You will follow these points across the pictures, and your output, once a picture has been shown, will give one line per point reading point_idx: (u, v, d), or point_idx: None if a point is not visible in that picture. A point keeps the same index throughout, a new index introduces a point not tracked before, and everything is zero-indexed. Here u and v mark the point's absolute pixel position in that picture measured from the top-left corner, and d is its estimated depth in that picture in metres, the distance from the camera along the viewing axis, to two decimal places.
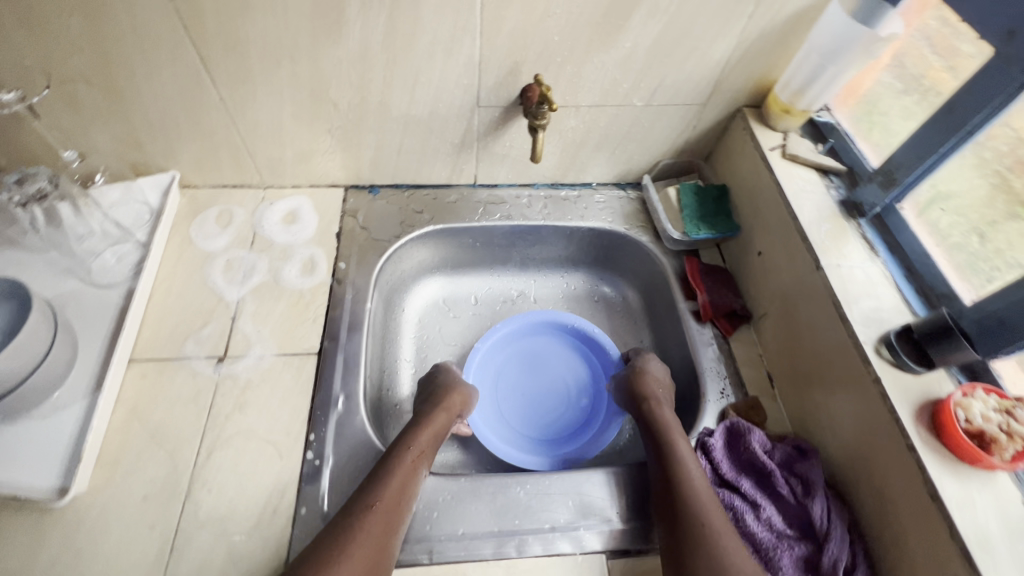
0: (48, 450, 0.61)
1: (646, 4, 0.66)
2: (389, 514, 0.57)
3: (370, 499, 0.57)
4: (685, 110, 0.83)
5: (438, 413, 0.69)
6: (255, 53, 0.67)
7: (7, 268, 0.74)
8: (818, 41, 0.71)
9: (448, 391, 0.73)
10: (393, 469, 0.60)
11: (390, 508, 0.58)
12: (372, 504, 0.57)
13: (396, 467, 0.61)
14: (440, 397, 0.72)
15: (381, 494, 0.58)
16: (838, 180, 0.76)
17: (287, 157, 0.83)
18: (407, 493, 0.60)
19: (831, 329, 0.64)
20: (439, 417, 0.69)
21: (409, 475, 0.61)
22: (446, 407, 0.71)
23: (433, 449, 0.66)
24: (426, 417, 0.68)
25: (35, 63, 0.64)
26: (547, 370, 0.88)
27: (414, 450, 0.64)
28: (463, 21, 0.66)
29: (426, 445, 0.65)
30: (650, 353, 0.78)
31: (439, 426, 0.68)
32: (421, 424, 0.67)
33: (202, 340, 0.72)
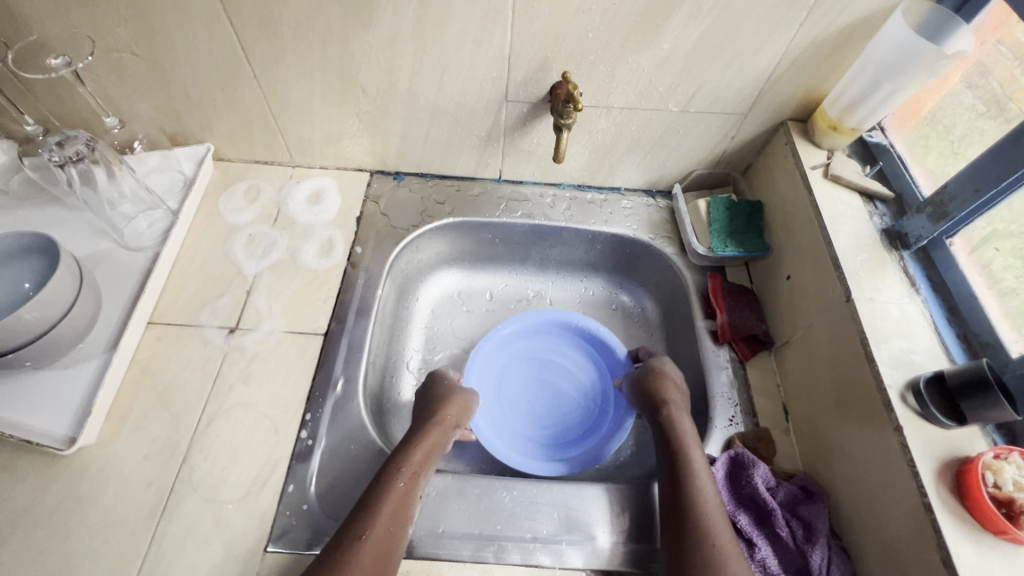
0: (64, 400, 0.64)
1: (688, 5, 0.63)
2: (379, 545, 0.54)
3: (359, 529, 0.54)
4: (724, 119, 0.78)
5: (432, 430, 0.66)
6: (288, 33, 0.68)
7: (49, 224, 0.78)
8: (875, 54, 0.65)
9: (444, 402, 0.70)
10: (384, 500, 0.57)
11: (382, 540, 0.54)
12: (361, 535, 0.54)
13: (387, 498, 0.57)
14: (432, 412, 0.68)
15: (371, 525, 0.55)
16: (884, 208, 0.70)
17: (316, 138, 0.84)
18: (402, 518, 0.57)
19: (856, 367, 0.60)
20: (437, 430, 0.66)
21: (401, 501, 0.58)
22: (441, 421, 0.67)
23: (427, 468, 0.63)
24: (418, 436, 0.65)
25: (84, 31, 0.67)
26: (557, 374, 0.86)
27: (407, 473, 0.60)
28: (494, 12, 0.64)
29: (421, 464, 0.62)
30: (667, 359, 0.75)
31: (435, 442, 0.65)
32: (414, 440, 0.64)
33: (217, 310, 0.74)
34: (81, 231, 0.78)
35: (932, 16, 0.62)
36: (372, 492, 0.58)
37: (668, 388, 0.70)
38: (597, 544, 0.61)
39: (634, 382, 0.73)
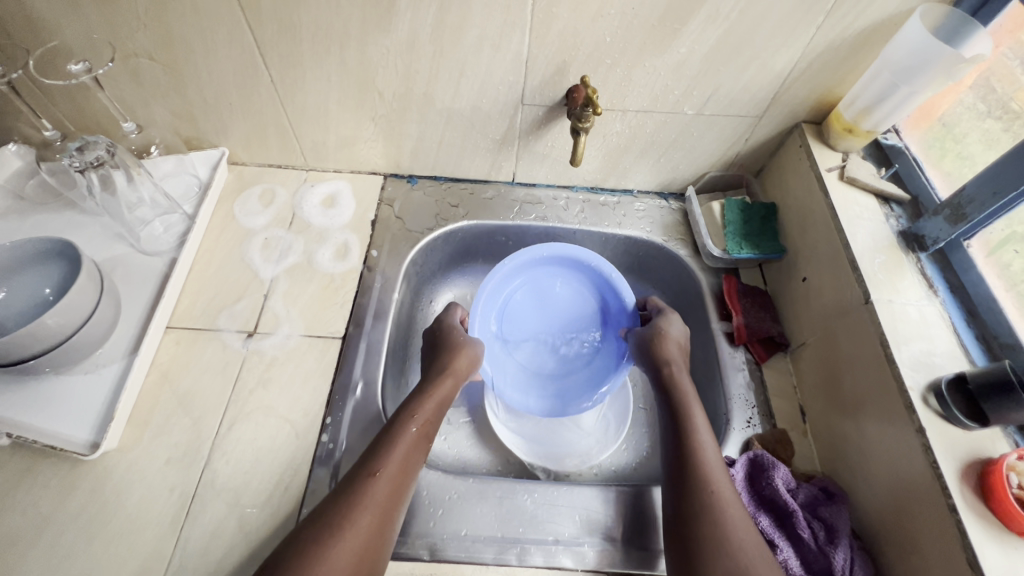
0: (86, 405, 0.65)
1: (706, 9, 0.63)
2: (389, 484, 0.55)
3: (374, 467, 0.55)
4: (738, 121, 0.79)
5: (445, 380, 0.66)
6: (306, 37, 0.68)
7: (66, 229, 0.78)
8: (892, 57, 0.65)
9: (455, 353, 0.68)
10: (397, 442, 0.58)
11: (395, 480, 0.55)
12: (374, 473, 0.55)
13: (399, 440, 0.58)
14: (443, 360, 0.68)
15: (384, 463, 0.56)
16: (900, 210, 0.70)
17: (330, 142, 0.84)
18: (412, 463, 0.57)
19: (876, 370, 0.60)
20: (449, 379, 0.66)
21: (413, 446, 0.58)
22: (453, 372, 0.66)
23: (437, 419, 0.63)
24: (431, 385, 0.64)
25: (103, 36, 0.67)
26: (555, 314, 0.81)
27: (419, 420, 0.61)
28: (512, 17, 0.64)
29: (433, 414, 0.63)
30: (670, 316, 0.72)
31: (445, 390, 0.65)
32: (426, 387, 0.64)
33: (235, 314, 0.75)
34: (98, 235, 0.78)
35: (948, 18, 0.62)
36: (384, 435, 0.59)
37: (666, 347, 0.67)
38: (617, 545, 0.61)
39: (635, 342, 0.70)
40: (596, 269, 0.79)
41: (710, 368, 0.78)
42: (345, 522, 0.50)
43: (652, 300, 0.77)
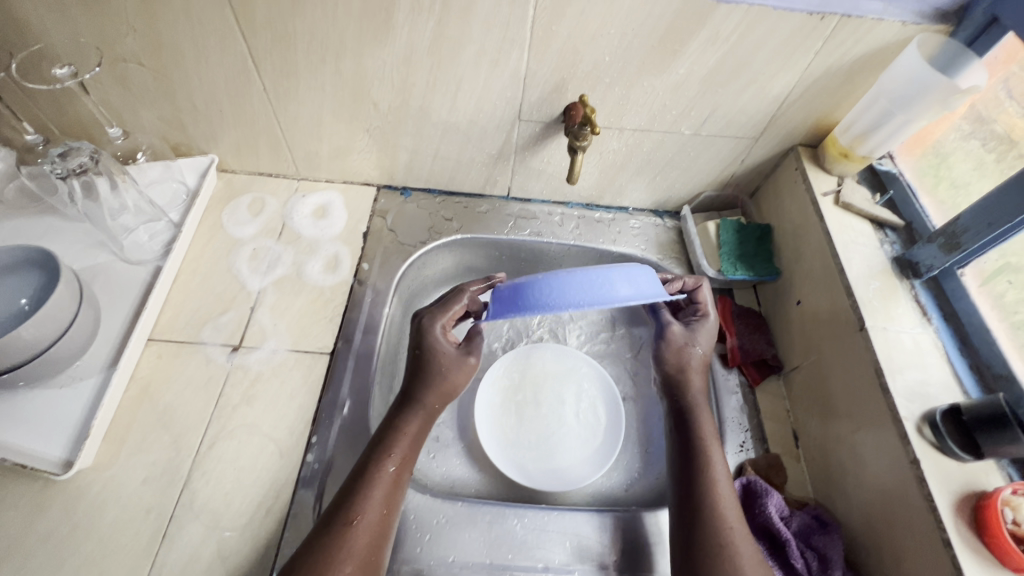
0: (60, 420, 0.62)
1: (706, 32, 0.63)
2: (370, 530, 0.53)
3: (350, 513, 0.54)
4: (735, 142, 0.79)
5: (417, 414, 0.63)
6: (301, 47, 0.67)
7: (47, 235, 0.76)
8: (889, 85, 0.66)
9: (426, 390, 0.64)
10: (372, 484, 0.56)
11: (371, 526, 0.54)
12: (353, 520, 0.53)
13: (374, 482, 0.56)
14: (417, 391, 0.64)
15: (362, 508, 0.54)
16: (894, 236, 0.71)
17: (323, 152, 0.83)
18: (392, 504, 0.56)
19: (868, 399, 0.60)
20: (427, 403, 0.63)
21: (390, 487, 0.57)
22: (426, 406, 0.63)
23: (414, 453, 0.61)
24: (404, 420, 0.62)
25: (91, 40, 0.65)
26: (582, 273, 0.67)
27: (394, 459, 0.59)
28: (512, 34, 0.64)
29: (409, 449, 0.60)
30: (707, 326, 0.70)
31: (420, 420, 0.63)
32: (404, 414, 0.62)
33: (220, 327, 0.72)
34: (80, 243, 0.76)
35: (945, 49, 0.63)
36: (360, 474, 0.57)
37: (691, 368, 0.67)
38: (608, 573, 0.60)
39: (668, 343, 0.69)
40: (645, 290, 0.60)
41: None
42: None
43: (702, 292, 0.71)
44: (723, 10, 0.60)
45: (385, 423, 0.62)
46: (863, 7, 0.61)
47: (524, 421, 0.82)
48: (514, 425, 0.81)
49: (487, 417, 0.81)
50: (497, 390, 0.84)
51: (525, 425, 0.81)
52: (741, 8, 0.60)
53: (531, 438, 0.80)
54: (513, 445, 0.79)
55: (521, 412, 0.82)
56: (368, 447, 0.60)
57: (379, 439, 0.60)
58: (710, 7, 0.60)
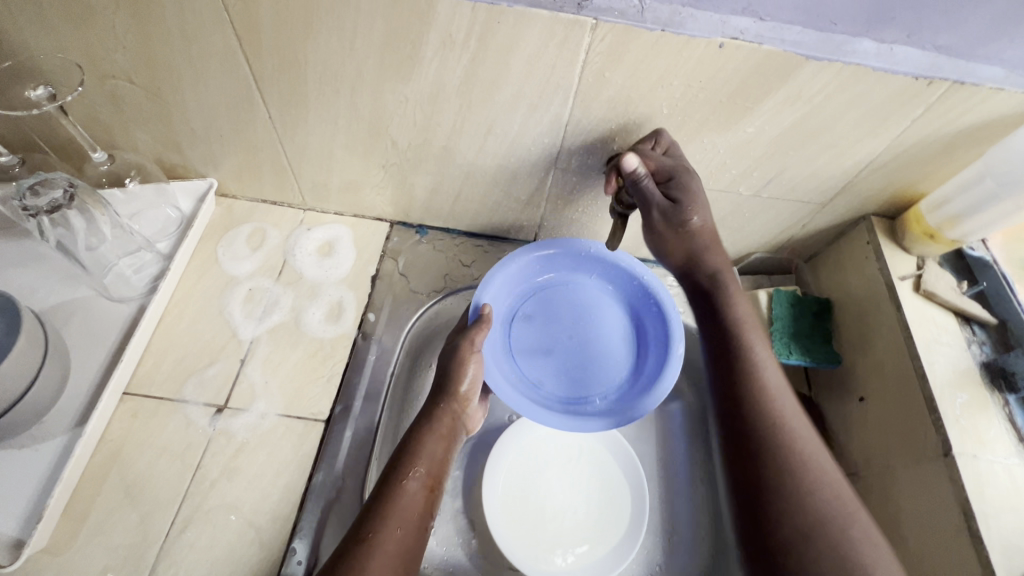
0: (14, 492, 0.55)
1: (788, 90, 0.53)
2: (385, 549, 0.49)
3: (364, 532, 0.50)
4: (799, 207, 0.69)
5: (433, 432, 0.59)
6: (312, 77, 0.58)
7: (22, 263, 0.68)
8: (998, 164, 0.56)
9: (439, 409, 0.60)
10: (388, 503, 0.52)
11: (392, 547, 0.50)
12: (366, 538, 0.49)
13: (390, 502, 0.52)
14: (432, 407, 0.61)
15: (377, 527, 0.50)
16: (983, 334, 0.62)
17: (333, 184, 0.74)
18: (409, 525, 0.52)
19: (937, 493, 0.53)
20: (445, 420, 0.60)
21: (406, 507, 0.53)
22: (440, 427, 0.60)
23: (435, 473, 0.57)
24: (418, 439, 0.58)
25: (75, 55, 0.57)
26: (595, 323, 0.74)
27: (414, 477, 0.55)
28: (558, 77, 0.54)
29: (430, 470, 0.57)
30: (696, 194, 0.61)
31: (441, 439, 0.59)
32: (423, 431, 0.59)
33: (205, 383, 0.65)
34: (56, 275, 0.68)
35: None
36: (373, 500, 0.53)
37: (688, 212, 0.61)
38: None
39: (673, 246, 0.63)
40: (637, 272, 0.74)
41: None
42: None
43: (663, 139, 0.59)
44: (811, 68, 0.50)
45: (403, 441, 0.59)
46: (983, 73, 0.50)
47: (553, 527, 0.71)
48: (522, 520, 0.71)
49: (531, 553, 0.69)
50: (511, 532, 0.70)
51: (555, 524, 0.71)
52: (833, 66, 0.50)
53: (575, 519, 0.72)
54: (574, 536, 0.71)
55: (541, 517, 0.72)
56: (385, 469, 0.56)
57: (393, 460, 0.57)
58: (798, 63, 0.50)
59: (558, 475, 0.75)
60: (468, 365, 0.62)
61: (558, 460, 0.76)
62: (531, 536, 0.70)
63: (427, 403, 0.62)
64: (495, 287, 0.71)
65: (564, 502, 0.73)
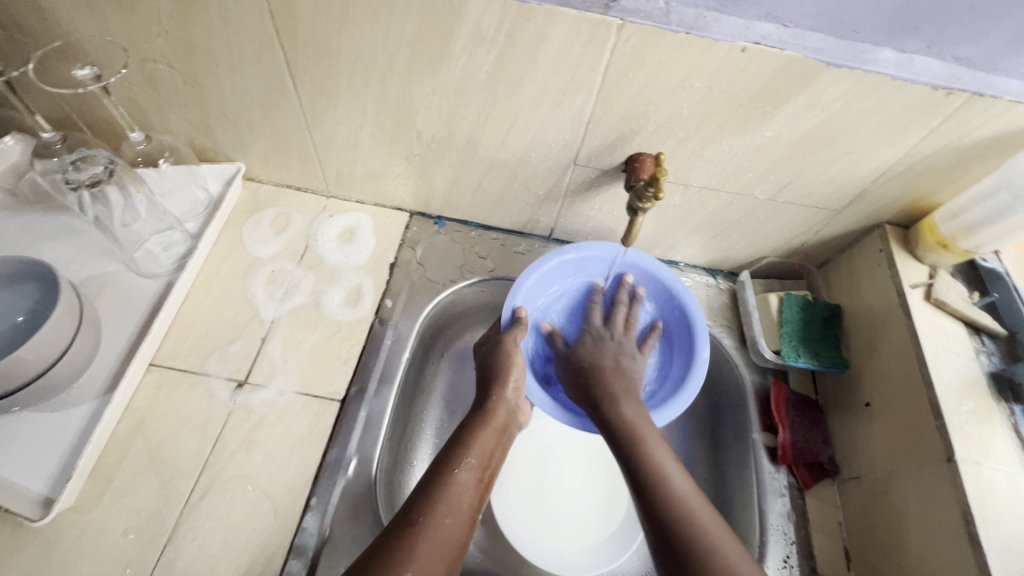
0: (44, 452, 0.57)
1: (806, 96, 0.54)
2: (437, 533, 0.49)
3: (414, 515, 0.50)
4: (813, 212, 0.70)
5: (485, 427, 0.62)
6: (344, 68, 0.60)
7: (58, 236, 0.71)
8: (1013, 177, 0.57)
9: (496, 402, 0.64)
10: (441, 489, 0.53)
11: (445, 529, 0.50)
12: (416, 521, 0.49)
13: (445, 488, 0.53)
14: (485, 403, 0.64)
15: (427, 511, 0.50)
16: (992, 345, 0.63)
17: (357, 173, 0.76)
18: (460, 514, 0.52)
19: (934, 501, 0.54)
20: (500, 414, 0.64)
21: (457, 495, 0.53)
22: (492, 422, 0.62)
23: (487, 467, 0.58)
24: (472, 432, 0.60)
25: (118, 38, 0.59)
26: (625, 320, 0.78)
27: (468, 466, 0.57)
28: (581, 75, 0.56)
29: (484, 464, 0.58)
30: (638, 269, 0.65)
31: (493, 433, 0.62)
32: (476, 426, 0.62)
33: (227, 358, 0.67)
34: (89, 249, 0.71)
35: None
36: (425, 485, 0.54)
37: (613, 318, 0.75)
38: None
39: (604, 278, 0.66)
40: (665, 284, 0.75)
41: (744, 484, 0.69)
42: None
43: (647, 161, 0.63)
44: (831, 75, 0.51)
45: (455, 434, 0.61)
46: (1001, 85, 0.51)
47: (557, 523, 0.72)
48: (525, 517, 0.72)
49: (602, 551, 0.70)
50: (573, 557, 0.70)
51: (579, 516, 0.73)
52: (853, 74, 0.51)
53: (600, 497, 0.75)
54: (615, 508, 0.74)
55: (578, 521, 0.73)
56: (437, 458, 0.58)
57: (447, 451, 0.59)
58: (818, 70, 0.51)
59: (553, 481, 0.76)
60: (514, 367, 0.66)
61: (540, 472, 0.76)
62: (589, 542, 0.71)
63: (479, 399, 0.65)
64: (528, 289, 0.73)
65: (575, 493, 0.75)
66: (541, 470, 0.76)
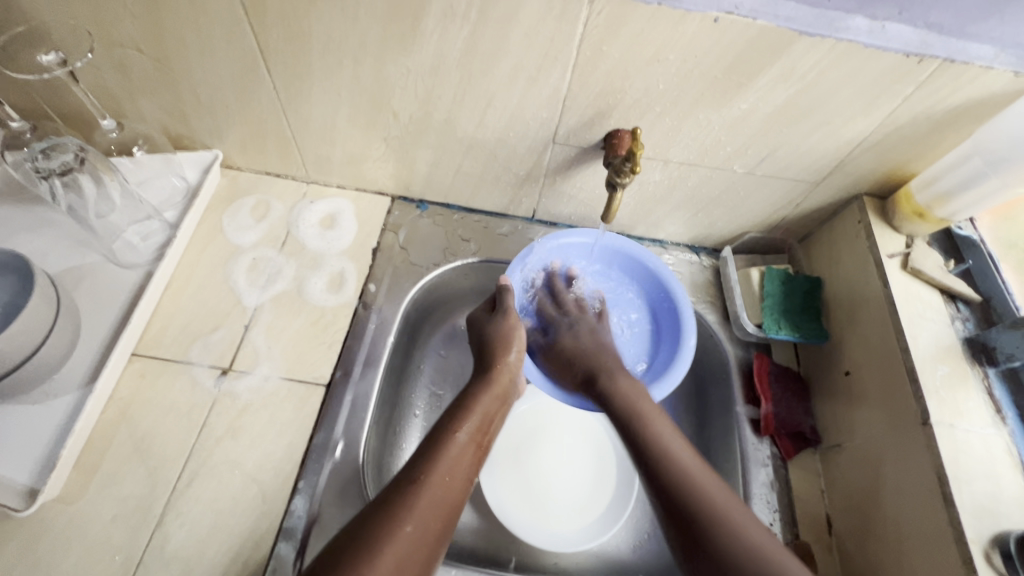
0: (26, 444, 0.57)
1: (780, 67, 0.54)
2: (436, 492, 0.49)
3: (416, 473, 0.51)
4: (792, 185, 0.70)
5: (486, 392, 0.62)
6: (317, 48, 0.59)
7: (33, 228, 0.70)
8: (987, 144, 0.57)
9: (500, 368, 0.65)
10: (443, 450, 0.54)
11: (442, 487, 0.50)
12: (418, 478, 0.50)
13: (448, 448, 0.54)
14: (489, 367, 0.65)
15: (430, 470, 0.51)
16: (967, 311, 0.64)
17: (336, 157, 0.76)
18: (459, 476, 0.52)
19: (913, 462, 0.55)
20: (502, 381, 0.64)
21: (460, 458, 0.54)
22: (494, 391, 0.63)
23: (486, 433, 0.59)
24: (474, 398, 0.61)
25: (83, 23, 0.58)
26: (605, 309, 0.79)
27: (469, 428, 0.57)
28: (555, 50, 0.55)
29: (483, 431, 0.59)
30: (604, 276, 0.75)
31: (495, 400, 0.63)
32: (477, 393, 0.62)
33: (210, 346, 0.67)
34: (66, 241, 0.70)
35: None
36: (430, 445, 0.54)
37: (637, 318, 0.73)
38: None
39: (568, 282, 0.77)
40: (659, 272, 0.75)
41: (730, 457, 0.70)
42: (387, 531, 0.45)
43: (623, 138, 0.63)
44: (805, 43, 0.51)
45: (457, 400, 0.61)
46: (973, 51, 0.51)
47: (576, 462, 0.77)
48: (598, 478, 0.76)
49: (617, 489, 0.74)
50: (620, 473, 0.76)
51: (560, 456, 0.77)
52: (826, 43, 0.51)
53: (581, 455, 0.78)
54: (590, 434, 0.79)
55: (588, 467, 0.77)
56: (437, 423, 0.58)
57: (449, 414, 0.59)
58: (790, 39, 0.51)
59: (549, 480, 0.75)
60: (514, 337, 0.67)
61: (534, 502, 0.73)
62: (607, 463, 0.77)
63: (480, 369, 0.66)
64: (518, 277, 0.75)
65: (567, 472, 0.76)
66: (532, 500, 0.73)
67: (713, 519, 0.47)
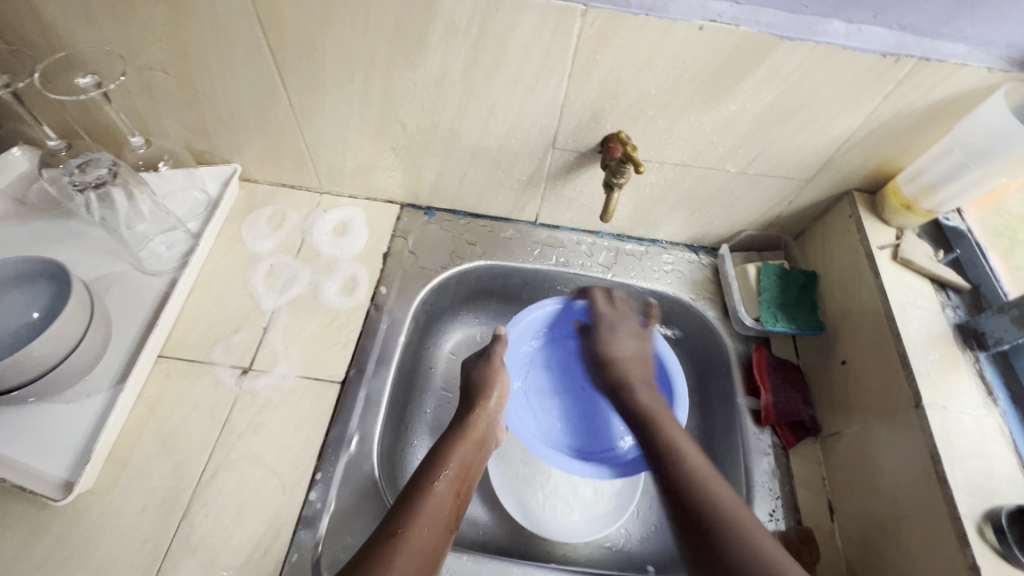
0: (61, 440, 0.60)
1: (765, 69, 0.57)
2: (412, 548, 0.52)
3: (392, 528, 0.53)
4: (784, 183, 0.73)
5: (460, 443, 0.64)
6: (330, 65, 0.63)
7: (65, 240, 0.75)
8: (966, 135, 0.60)
9: (475, 416, 0.67)
10: (421, 502, 0.56)
11: (419, 542, 0.53)
12: (395, 533, 0.53)
13: (424, 501, 0.57)
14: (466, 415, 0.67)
15: (405, 524, 0.54)
16: (958, 299, 0.66)
17: (348, 168, 0.80)
18: (437, 529, 0.55)
19: (905, 443, 0.57)
20: (478, 427, 0.67)
21: (435, 510, 0.57)
22: (470, 439, 0.65)
23: (463, 482, 0.62)
24: (449, 446, 0.63)
25: (116, 48, 0.63)
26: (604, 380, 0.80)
27: (446, 478, 0.60)
28: (552, 61, 0.59)
29: (460, 480, 0.61)
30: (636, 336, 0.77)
31: (471, 446, 0.65)
32: (454, 441, 0.64)
33: (231, 347, 0.71)
34: (98, 251, 0.75)
35: None
36: (406, 498, 0.57)
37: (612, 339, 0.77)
38: None
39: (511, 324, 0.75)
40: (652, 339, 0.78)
41: (732, 447, 0.72)
42: None
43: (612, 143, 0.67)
44: (786, 47, 0.54)
45: (436, 448, 0.64)
46: (945, 50, 0.54)
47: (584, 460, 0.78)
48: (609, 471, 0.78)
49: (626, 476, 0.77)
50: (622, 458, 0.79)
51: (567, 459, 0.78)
52: (806, 46, 0.54)
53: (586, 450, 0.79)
54: None
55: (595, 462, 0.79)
56: (416, 471, 0.61)
57: (426, 464, 0.62)
58: (772, 43, 0.54)
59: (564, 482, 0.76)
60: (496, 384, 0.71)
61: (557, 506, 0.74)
62: None
63: (460, 415, 0.68)
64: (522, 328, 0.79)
65: None
66: (546, 499, 0.74)
67: (735, 536, 0.54)
